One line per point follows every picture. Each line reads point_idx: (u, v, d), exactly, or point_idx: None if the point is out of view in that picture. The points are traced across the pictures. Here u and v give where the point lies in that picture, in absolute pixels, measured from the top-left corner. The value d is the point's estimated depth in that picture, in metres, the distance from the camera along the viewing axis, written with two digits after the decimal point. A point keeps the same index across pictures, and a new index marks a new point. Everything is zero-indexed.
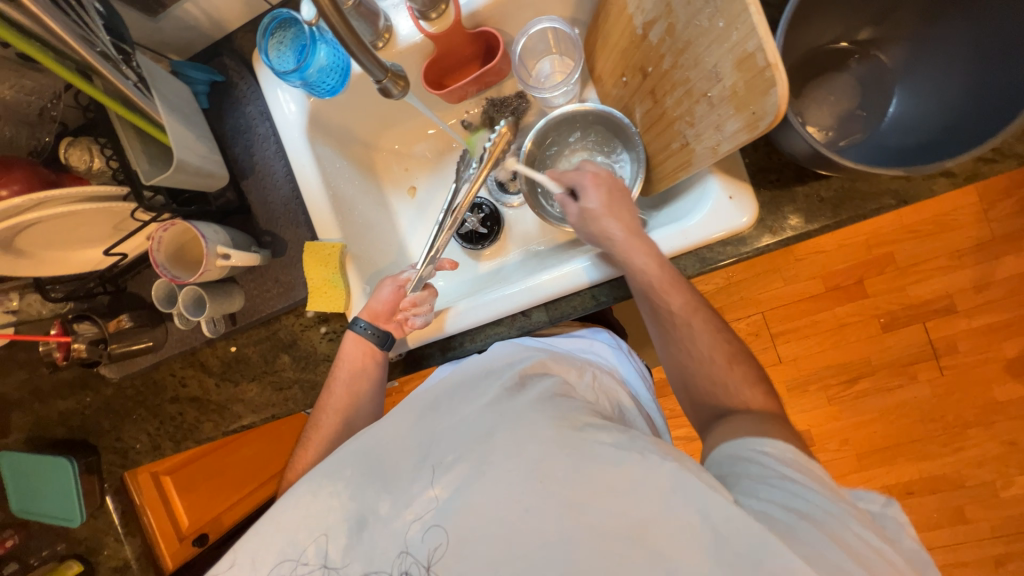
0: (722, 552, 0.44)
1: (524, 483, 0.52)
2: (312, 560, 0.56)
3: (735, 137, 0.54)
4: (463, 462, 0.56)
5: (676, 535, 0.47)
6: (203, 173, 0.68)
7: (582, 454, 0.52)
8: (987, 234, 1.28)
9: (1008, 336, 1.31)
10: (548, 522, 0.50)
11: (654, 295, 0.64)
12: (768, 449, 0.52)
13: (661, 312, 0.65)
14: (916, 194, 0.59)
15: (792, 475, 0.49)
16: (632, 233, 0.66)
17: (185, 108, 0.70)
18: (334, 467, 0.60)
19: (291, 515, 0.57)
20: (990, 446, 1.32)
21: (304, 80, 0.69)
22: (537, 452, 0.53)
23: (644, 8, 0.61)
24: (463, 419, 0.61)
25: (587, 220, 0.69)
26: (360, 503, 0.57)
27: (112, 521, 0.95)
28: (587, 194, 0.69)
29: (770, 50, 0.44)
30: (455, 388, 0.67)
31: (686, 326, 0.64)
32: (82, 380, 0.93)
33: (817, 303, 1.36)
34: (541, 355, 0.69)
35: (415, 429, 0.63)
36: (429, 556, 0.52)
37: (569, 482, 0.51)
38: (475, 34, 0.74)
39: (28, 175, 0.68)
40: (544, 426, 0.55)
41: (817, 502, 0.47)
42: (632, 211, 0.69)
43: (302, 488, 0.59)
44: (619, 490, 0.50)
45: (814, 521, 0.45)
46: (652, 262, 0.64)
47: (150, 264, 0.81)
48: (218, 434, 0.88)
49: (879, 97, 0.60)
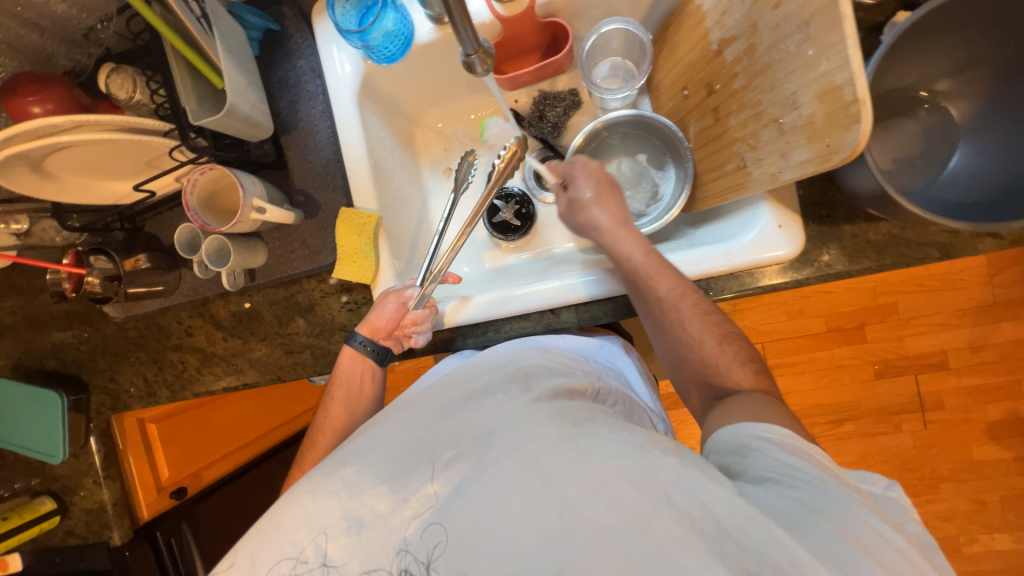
0: (723, 545, 0.42)
1: (521, 477, 0.47)
2: (312, 559, 0.48)
3: (801, 167, 0.54)
4: (466, 458, 0.50)
5: (678, 531, 0.43)
6: (251, 122, 0.67)
7: (582, 448, 0.48)
8: (990, 297, 1.30)
9: (993, 400, 1.34)
10: (547, 517, 0.45)
11: (643, 283, 0.64)
12: (767, 435, 0.50)
13: (649, 299, 0.63)
14: (960, 250, 0.60)
15: (797, 465, 0.47)
16: (618, 221, 0.68)
17: (240, 52, 0.67)
18: (334, 466, 0.53)
19: (290, 513, 0.50)
20: (960, 502, 1.36)
21: (366, 43, 0.68)
22: (536, 449, 0.49)
23: (725, 24, 0.61)
24: (463, 411, 0.56)
25: (576, 209, 0.70)
26: (356, 502, 0.49)
27: (92, 463, 0.92)
28: (577, 184, 0.71)
29: (860, 86, 0.44)
30: (452, 382, 0.62)
31: (675, 311, 0.62)
32: (80, 315, 0.90)
33: (818, 342, 1.38)
34: (534, 356, 0.64)
35: (410, 420, 0.57)
36: (429, 553, 0.47)
37: (570, 478, 0.46)
38: (546, 24, 0.73)
39: (66, 97, 0.65)
40: (545, 423, 0.51)
41: (827, 494, 0.45)
42: (621, 201, 0.70)
43: (302, 488, 0.51)
44: (616, 483, 0.46)
45: (828, 516, 0.43)
46: (637, 249, 0.66)
47: (174, 207, 0.79)
48: (218, 388, 0.86)
49: (941, 149, 0.61)
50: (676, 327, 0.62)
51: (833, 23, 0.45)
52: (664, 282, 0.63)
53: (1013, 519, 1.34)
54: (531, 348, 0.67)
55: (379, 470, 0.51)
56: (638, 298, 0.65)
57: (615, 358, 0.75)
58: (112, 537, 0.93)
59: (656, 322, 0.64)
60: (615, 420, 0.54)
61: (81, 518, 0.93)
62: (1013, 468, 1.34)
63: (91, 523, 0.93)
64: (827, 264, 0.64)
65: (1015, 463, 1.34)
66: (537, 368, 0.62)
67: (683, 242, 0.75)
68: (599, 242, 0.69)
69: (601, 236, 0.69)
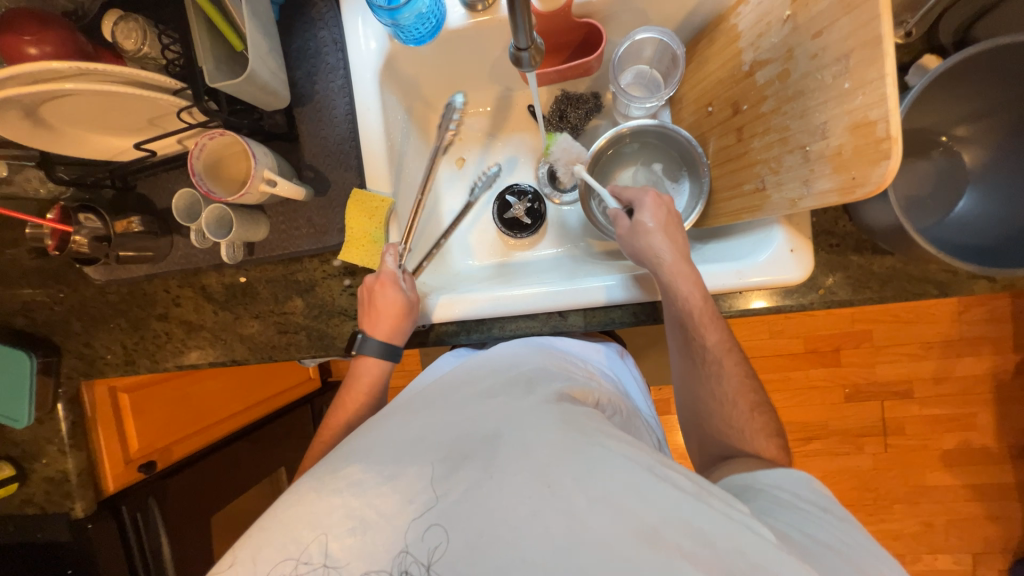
0: (733, 561, 0.40)
1: (528, 484, 0.45)
2: (314, 557, 0.46)
3: (822, 196, 0.55)
4: (472, 460, 0.48)
5: (687, 545, 0.41)
6: (269, 90, 0.65)
7: (592, 457, 0.46)
8: (957, 333, 1.37)
9: (950, 429, 1.41)
10: (553, 526, 0.43)
11: (694, 331, 0.62)
12: (781, 482, 0.54)
13: (694, 344, 0.63)
14: (956, 289, 0.63)
15: (805, 504, 0.50)
16: (681, 257, 0.64)
17: (263, 15, 0.64)
18: (340, 464, 0.51)
19: (293, 511, 0.49)
20: (910, 523, 1.44)
21: (395, 22, 0.65)
22: (543, 455, 0.46)
23: (760, 46, 0.61)
24: (467, 412, 0.54)
25: (638, 233, 0.67)
26: (361, 501, 0.47)
27: (58, 430, 0.87)
28: (644, 210, 0.68)
29: (894, 123, 0.45)
30: (457, 383, 0.60)
31: (716, 364, 0.63)
32: (56, 274, 0.85)
33: (796, 362, 1.43)
34: (537, 358, 0.63)
35: (413, 419, 0.55)
36: (429, 554, 0.44)
37: (578, 487, 0.44)
38: (581, 24, 0.71)
39: (66, 40, 0.60)
40: (551, 429, 0.49)
41: (833, 533, 0.47)
42: (684, 239, 0.67)
43: (306, 486, 0.50)
44: (625, 494, 0.44)
45: (835, 550, 0.45)
46: (698, 294, 0.63)
47: (172, 169, 0.75)
48: (202, 363, 0.83)
49: (950, 192, 0.64)
50: (710, 381, 0.63)
51: (873, 60, 0.46)
52: (715, 338, 0.62)
53: (956, 542, 1.43)
54: (537, 350, 0.66)
55: (381, 466, 0.49)
56: (682, 340, 0.64)
57: (617, 364, 0.75)
58: (74, 508, 0.88)
59: (691, 372, 0.65)
60: (614, 428, 0.52)
61: (41, 488, 0.89)
62: (960, 495, 1.41)
63: (53, 493, 0.89)
64: (830, 290, 0.66)
65: (963, 490, 1.41)
66: (540, 371, 0.60)
67: (695, 256, 0.75)
68: (656, 273, 0.65)
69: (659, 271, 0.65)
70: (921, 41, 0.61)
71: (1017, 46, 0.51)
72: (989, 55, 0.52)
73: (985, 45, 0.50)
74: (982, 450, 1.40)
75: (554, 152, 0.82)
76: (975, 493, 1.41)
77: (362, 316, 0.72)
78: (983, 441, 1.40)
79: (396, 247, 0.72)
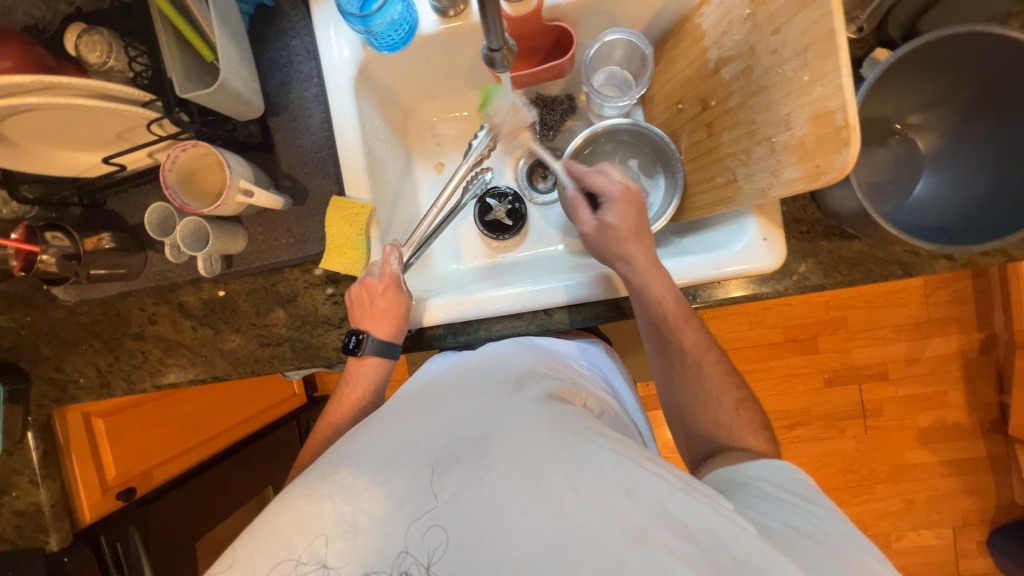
0: (717, 556, 0.41)
1: (519, 484, 0.45)
2: (309, 560, 0.46)
3: (789, 184, 0.57)
4: (461, 462, 0.48)
5: (674, 542, 0.42)
6: (242, 99, 0.64)
7: (582, 456, 0.46)
8: (925, 315, 1.42)
9: (924, 408, 1.46)
10: (544, 525, 0.43)
11: (669, 332, 0.64)
12: (766, 474, 0.54)
13: (671, 346, 0.65)
14: (920, 269, 0.66)
15: (787, 496, 0.51)
16: (651, 260, 0.65)
17: (233, 25, 0.64)
18: (329, 470, 0.51)
19: (286, 518, 0.49)
20: (893, 501, 1.48)
21: (368, 29, 0.65)
22: (533, 455, 0.47)
23: (724, 44, 0.64)
24: (458, 414, 0.54)
25: (606, 235, 0.67)
26: (352, 506, 0.47)
27: (29, 460, 0.83)
28: (611, 210, 0.67)
29: (851, 112, 0.48)
30: (447, 388, 0.61)
31: (696, 366, 0.64)
32: (22, 297, 0.81)
33: (776, 351, 1.47)
34: (525, 358, 0.64)
35: (403, 423, 0.55)
36: (429, 554, 0.44)
37: (568, 485, 0.45)
38: (551, 27, 0.73)
39: (27, 56, 0.59)
40: (541, 429, 0.49)
41: (814, 522, 0.48)
42: (651, 238, 0.67)
43: (296, 491, 0.50)
44: (614, 492, 0.44)
45: (817, 540, 0.45)
46: (669, 295, 0.64)
47: (143, 184, 0.73)
48: (182, 382, 0.81)
49: (907, 177, 0.67)
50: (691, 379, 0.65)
51: (828, 54, 0.49)
52: (689, 337, 0.64)
53: (937, 517, 1.48)
54: (524, 350, 0.67)
55: (373, 469, 0.49)
56: (658, 342, 0.66)
57: (601, 361, 0.76)
58: (49, 542, 0.85)
59: (672, 374, 0.66)
60: (604, 426, 0.53)
61: (12, 522, 0.85)
62: (938, 471, 1.47)
63: (24, 528, 0.85)
64: (803, 276, 0.68)
65: (940, 466, 1.47)
66: (528, 371, 0.61)
67: (672, 249, 0.77)
68: (627, 280, 0.66)
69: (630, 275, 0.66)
70: (872, 35, 0.65)
71: (958, 37, 0.54)
72: (933, 46, 0.55)
73: (930, 36, 0.53)
74: (955, 426, 1.46)
75: (494, 113, 0.74)
76: (951, 468, 1.46)
77: (357, 315, 0.70)
78: (956, 417, 1.46)
79: (398, 248, 0.73)
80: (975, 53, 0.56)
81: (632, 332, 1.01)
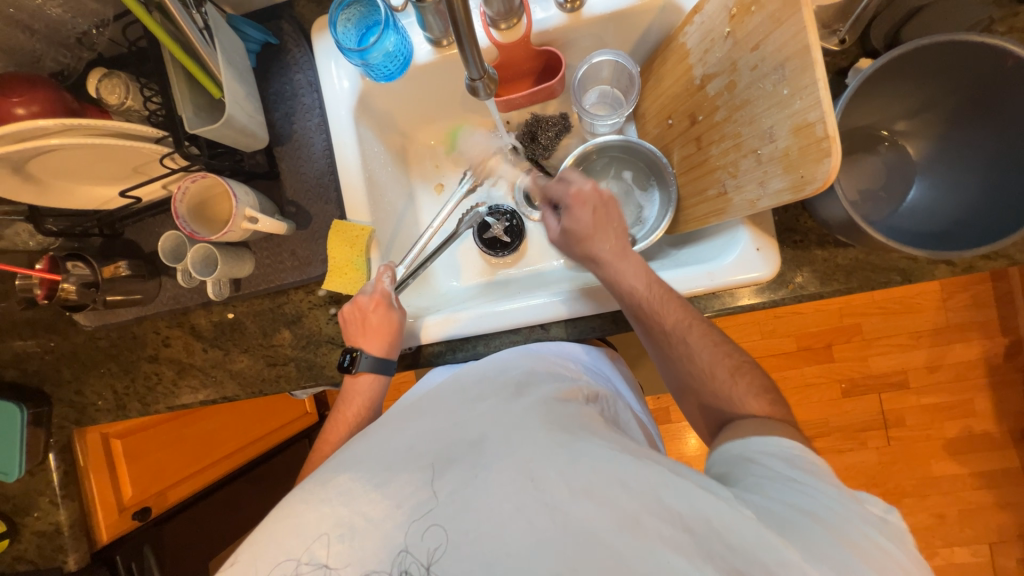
0: (711, 544, 0.41)
1: (514, 481, 0.46)
2: (309, 561, 0.47)
3: (777, 195, 0.58)
4: (457, 463, 0.49)
5: (667, 530, 0.42)
6: (247, 132, 0.68)
7: (575, 451, 0.47)
8: (943, 320, 1.38)
9: (949, 417, 1.41)
10: (537, 520, 0.43)
11: (648, 317, 0.64)
12: (773, 451, 0.51)
13: (656, 332, 0.64)
14: (919, 275, 0.65)
15: (796, 474, 0.48)
16: (617, 254, 0.67)
17: (239, 64, 0.69)
18: (328, 475, 0.52)
19: (287, 523, 0.50)
20: (922, 516, 1.41)
21: (365, 61, 0.69)
22: (527, 453, 0.47)
23: (707, 61, 0.65)
24: (457, 419, 0.55)
25: (572, 240, 0.70)
26: (350, 509, 0.49)
27: (50, 481, 0.85)
28: (570, 215, 0.69)
29: (830, 123, 0.48)
30: (445, 392, 0.61)
31: (683, 343, 0.63)
32: (47, 323, 0.86)
33: (789, 360, 1.44)
34: (524, 361, 0.64)
35: (403, 430, 0.56)
36: (429, 555, 0.45)
37: (562, 480, 0.45)
38: (540, 51, 0.76)
39: (53, 99, 0.63)
40: (536, 428, 0.50)
41: (821, 499, 0.45)
42: (621, 224, 0.69)
43: (295, 498, 0.51)
44: (607, 484, 0.44)
45: (821, 519, 0.43)
46: (639, 282, 0.65)
47: (158, 214, 0.78)
48: (194, 401, 0.83)
49: (900, 184, 0.67)
50: (686, 362, 0.63)
51: (805, 68, 0.50)
52: (672, 313, 0.63)
53: (971, 533, 1.40)
54: (525, 354, 0.66)
55: (373, 474, 0.51)
56: (643, 327, 0.66)
57: (603, 365, 0.73)
58: (67, 562, 0.86)
59: (664, 355, 0.66)
60: (601, 424, 0.53)
61: (33, 542, 0.86)
62: (969, 484, 1.40)
63: (44, 547, 0.86)
64: (800, 286, 0.68)
65: (970, 479, 1.40)
66: (528, 374, 0.61)
67: (669, 262, 0.78)
68: (599, 276, 0.69)
69: (601, 269, 0.68)
70: (856, 47, 0.66)
71: (938, 46, 0.55)
72: (916, 55, 0.56)
73: (908, 46, 0.54)
74: (984, 436, 1.40)
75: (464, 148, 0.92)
76: (983, 481, 1.40)
77: (351, 333, 0.72)
78: (983, 427, 1.40)
79: (392, 268, 0.75)
80: (958, 61, 0.56)
81: (636, 344, 1.00)
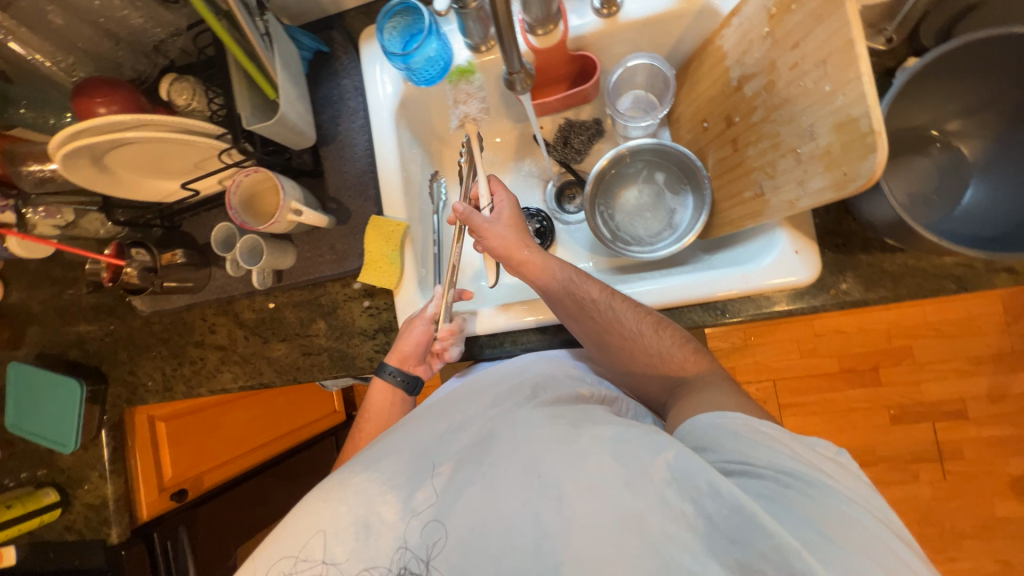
0: (713, 538, 0.43)
1: (519, 477, 0.49)
2: (312, 556, 0.49)
3: (818, 194, 0.56)
4: (468, 459, 0.52)
5: (672, 528, 0.43)
6: (297, 130, 0.73)
7: (579, 448, 0.49)
8: (1007, 345, 1.28)
9: (1016, 453, 1.29)
10: (544, 514, 0.46)
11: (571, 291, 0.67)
12: (723, 424, 0.51)
13: (586, 304, 0.65)
14: (977, 283, 0.61)
15: (754, 454, 0.48)
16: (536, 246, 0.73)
17: (293, 68, 0.74)
18: (345, 474, 0.53)
19: (303, 518, 0.51)
20: (984, 561, 1.29)
21: (408, 66, 0.73)
22: (532, 448, 0.50)
23: (745, 62, 0.65)
24: (465, 416, 0.57)
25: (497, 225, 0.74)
26: (366, 509, 0.50)
27: (101, 456, 0.91)
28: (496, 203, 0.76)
29: (875, 118, 0.47)
30: (458, 395, 0.61)
31: (611, 309, 0.65)
32: (109, 307, 0.93)
33: (831, 382, 1.36)
34: (542, 365, 0.63)
35: (416, 430, 0.56)
36: (429, 548, 0.47)
37: (568, 475, 0.47)
38: (576, 56, 0.78)
39: (130, 100, 0.69)
40: (541, 424, 0.52)
41: (785, 477, 0.46)
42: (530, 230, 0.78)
43: (314, 495, 0.52)
44: (614, 484, 0.46)
45: (790, 500, 0.44)
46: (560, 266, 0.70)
47: (213, 208, 0.84)
48: (233, 387, 0.87)
49: (954, 187, 0.64)
50: (618, 327, 0.64)
51: (849, 62, 0.48)
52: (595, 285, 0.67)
53: None
54: (542, 358, 0.66)
55: (389, 475, 0.52)
56: (570, 309, 0.66)
57: None
58: (111, 534, 0.91)
59: (598, 330, 0.65)
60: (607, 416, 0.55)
61: (82, 513, 0.92)
62: None
63: (91, 519, 0.91)
64: (844, 291, 0.65)
65: None
66: (546, 377, 0.61)
67: (701, 265, 0.76)
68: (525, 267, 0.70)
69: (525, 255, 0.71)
70: (903, 46, 0.64)
71: (990, 41, 0.53)
72: (969, 50, 0.54)
73: (962, 39, 0.52)
74: None
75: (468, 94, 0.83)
76: None
77: None
78: None
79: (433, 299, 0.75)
80: (1017, 57, 0.54)
81: None
